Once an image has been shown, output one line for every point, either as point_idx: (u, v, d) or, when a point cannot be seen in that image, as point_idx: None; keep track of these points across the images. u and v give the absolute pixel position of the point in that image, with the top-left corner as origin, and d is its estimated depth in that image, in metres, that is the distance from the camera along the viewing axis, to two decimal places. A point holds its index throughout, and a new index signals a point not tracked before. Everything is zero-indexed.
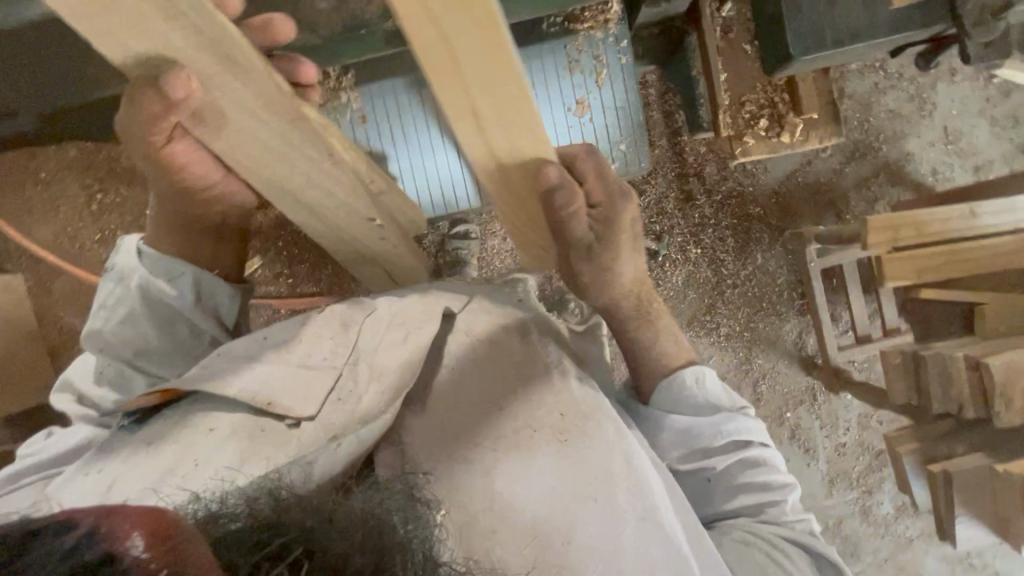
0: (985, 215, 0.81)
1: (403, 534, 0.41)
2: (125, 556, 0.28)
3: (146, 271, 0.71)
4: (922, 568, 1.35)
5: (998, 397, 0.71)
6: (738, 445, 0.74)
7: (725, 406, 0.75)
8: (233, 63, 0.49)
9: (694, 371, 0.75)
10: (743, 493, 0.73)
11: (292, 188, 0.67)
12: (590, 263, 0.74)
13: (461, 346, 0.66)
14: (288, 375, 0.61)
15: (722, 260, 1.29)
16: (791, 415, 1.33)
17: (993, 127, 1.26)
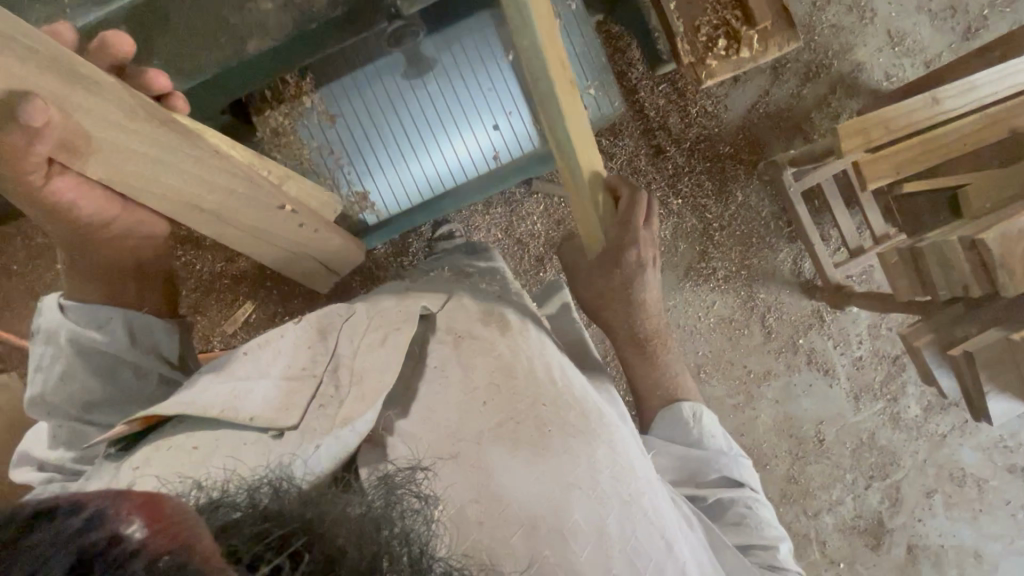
0: (947, 99, 0.83)
1: (401, 529, 0.45)
2: (123, 540, 0.30)
3: (74, 322, 0.74)
4: (961, 460, 1.37)
5: (1000, 268, 0.72)
6: (730, 482, 0.82)
7: (721, 445, 0.83)
8: (79, 77, 0.58)
9: (692, 407, 0.84)
10: (730, 529, 0.80)
11: (189, 196, 0.75)
12: (606, 280, 0.88)
13: (443, 344, 0.72)
14: (270, 388, 0.67)
15: (705, 205, 1.30)
16: (803, 341, 1.34)
17: (934, 21, 1.28)
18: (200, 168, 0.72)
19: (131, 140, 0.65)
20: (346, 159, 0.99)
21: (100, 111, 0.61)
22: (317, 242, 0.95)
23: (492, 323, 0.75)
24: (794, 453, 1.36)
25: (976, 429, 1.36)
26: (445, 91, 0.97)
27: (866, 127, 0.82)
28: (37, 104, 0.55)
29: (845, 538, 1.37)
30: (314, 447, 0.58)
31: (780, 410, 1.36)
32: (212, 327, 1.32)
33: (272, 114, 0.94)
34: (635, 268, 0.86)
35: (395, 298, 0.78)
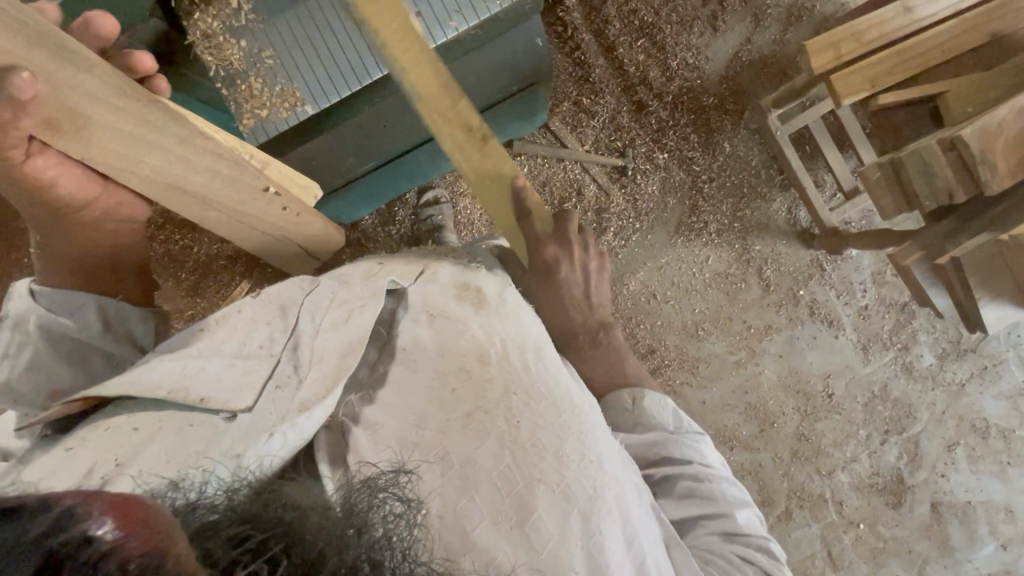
0: (920, 7, 0.82)
1: (382, 533, 0.41)
2: (95, 543, 0.27)
3: (44, 308, 0.66)
4: (984, 411, 1.30)
5: (982, 166, 0.69)
6: (679, 461, 0.72)
7: (665, 425, 0.74)
8: (66, 51, 0.50)
9: (629, 392, 0.77)
10: (686, 505, 0.70)
11: (177, 180, 0.69)
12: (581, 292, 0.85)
13: (415, 318, 0.68)
14: (223, 367, 0.60)
15: (692, 158, 1.28)
16: (805, 292, 1.30)
17: None
18: (185, 148, 0.65)
19: (117, 117, 0.57)
20: (274, 61, 0.74)
21: (86, 88, 0.53)
22: (298, 228, 0.91)
23: (468, 297, 0.72)
24: (802, 410, 1.31)
25: (995, 376, 1.30)
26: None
27: (835, 41, 0.81)
28: (25, 76, 0.47)
29: (864, 498, 1.31)
30: (266, 437, 0.53)
31: (785, 364, 1.31)
32: (211, 311, 1.35)
33: (199, 16, 0.72)
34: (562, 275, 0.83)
35: (363, 272, 0.75)
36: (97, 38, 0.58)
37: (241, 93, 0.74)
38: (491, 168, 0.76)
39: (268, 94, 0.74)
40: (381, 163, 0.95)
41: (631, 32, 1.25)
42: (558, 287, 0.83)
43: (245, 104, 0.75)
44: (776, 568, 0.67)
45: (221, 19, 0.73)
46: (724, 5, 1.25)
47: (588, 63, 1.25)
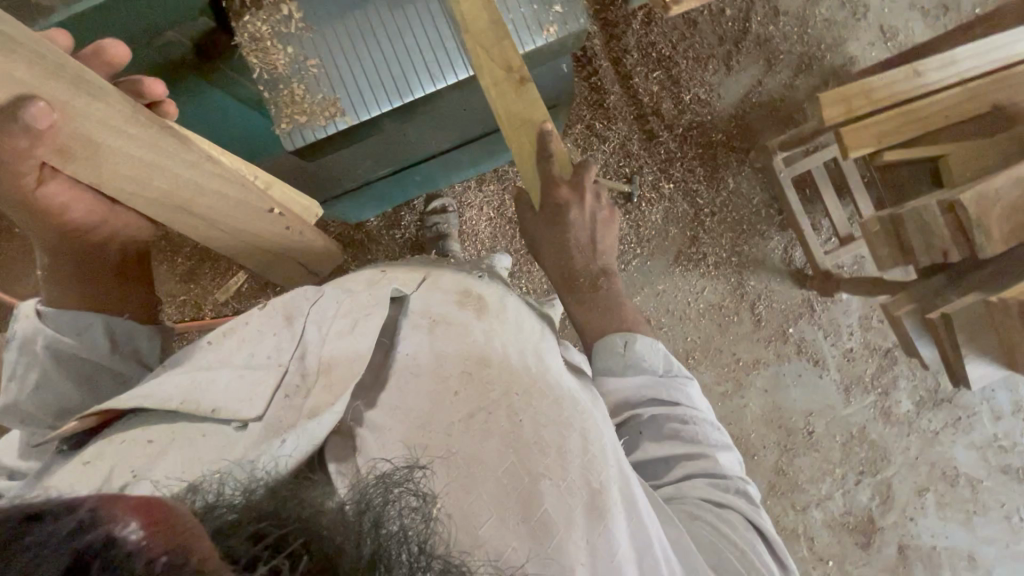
0: (928, 72, 0.84)
1: (398, 526, 0.42)
2: (122, 543, 0.28)
3: (52, 329, 0.65)
4: (954, 459, 1.34)
5: (977, 229, 0.72)
6: (667, 403, 0.74)
7: (657, 368, 0.76)
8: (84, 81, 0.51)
9: (622, 335, 0.78)
10: (669, 441, 0.72)
11: (182, 201, 0.70)
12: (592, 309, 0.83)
13: (416, 326, 0.69)
14: (233, 379, 0.61)
15: (696, 191, 1.31)
16: (793, 330, 1.34)
17: (926, 18, 1.30)
18: (196, 173, 0.66)
19: (128, 143, 0.58)
20: (321, 71, 0.73)
21: (98, 114, 0.54)
22: (302, 242, 0.92)
23: (468, 304, 0.74)
24: (782, 445, 1.34)
25: (968, 427, 1.34)
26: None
27: (846, 97, 0.84)
28: (41, 105, 0.49)
29: (835, 536, 1.34)
30: (280, 442, 0.54)
31: (770, 400, 1.34)
32: (205, 296, 1.34)
33: (248, 19, 0.72)
34: (573, 222, 0.84)
35: (366, 279, 0.77)
36: (105, 63, 0.59)
37: (283, 98, 0.73)
38: (524, 110, 0.76)
39: (311, 102, 0.73)
40: (397, 169, 0.95)
41: (647, 63, 1.28)
42: (563, 238, 0.85)
43: (286, 109, 0.73)
44: (754, 509, 0.69)
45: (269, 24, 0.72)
46: (738, 46, 1.29)
47: (603, 89, 1.28)
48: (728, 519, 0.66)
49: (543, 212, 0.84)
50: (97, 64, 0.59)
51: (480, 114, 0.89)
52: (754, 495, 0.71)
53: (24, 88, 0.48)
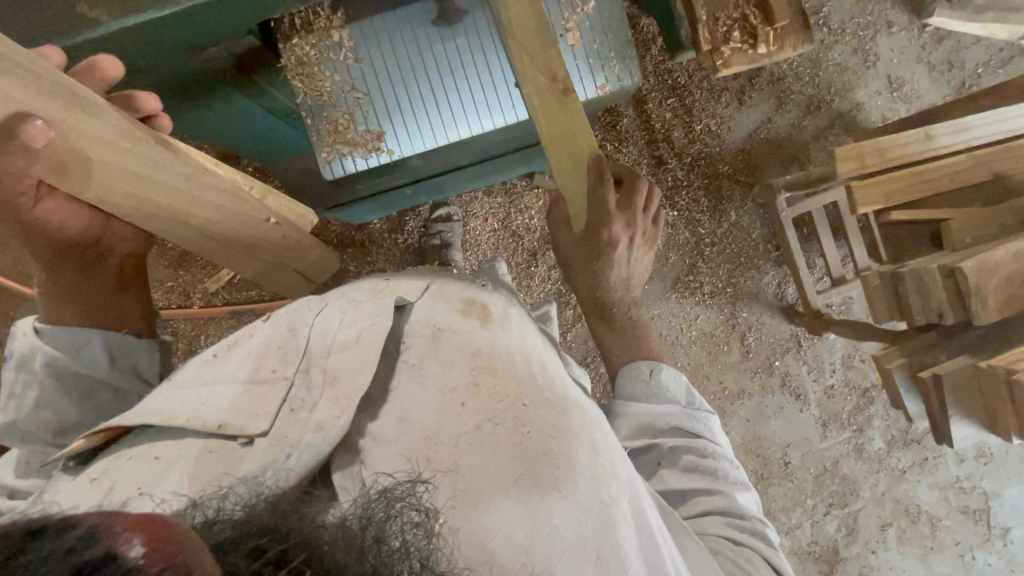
0: (939, 136, 0.87)
1: (400, 544, 0.41)
2: (124, 558, 0.27)
3: (50, 347, 0.64)
4: (918, 497, 1.40)
5: (974, 297, 0.74)
6: (688, 435, 0.75)
7: (680, 400, 0.78)
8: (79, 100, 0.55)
9: (648, 364, 0.81)
10: (689, 474, 0.72)
11: (180, 214, 0.71)
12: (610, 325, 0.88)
13: (420, 336, 0.64)
14: (237, 396, 0.59)
15: (699, 221, 1.33)
16: (779, 364, 1.37)
17: (932, 72, 1.34)
18: (190, 185, 0.69)
19: (121, 158, 0.61)
20: (369, 107, 0.83)
21: (94, 132, 0.57)
22: (298, 250, 0.94)
23: (473, 312, 0.68)
24: (758, 473, 1.38)
25: (933, 468, 1.40)
26: (503, 49, 0.82)
27: (860, 153, 0.86)
28: (39, 123, 0.52)
29: (801, 563, 1.39)
30: (284, 458, 0.53)
31: (751, 430, 1.38)
32: (193, 285, 1.31)
33: (297, 43, 0.76)
34: (607, 248, 0.83)
35: (369, 288, 0.70)
36: (100, 79, 0.58)
37: (324, 129, 0.83)
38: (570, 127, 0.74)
39: (352, 135, 0.84)
40: (414, 181, 0.94)
41: (663, 89, 1.29)
42: (600, 256, 0.84)
43: (326, 139, 0.83)
44: (772, 552, 0.69)
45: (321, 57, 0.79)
46: (752, 82, 1.31)
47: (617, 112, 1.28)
48: (750, 560, 0.66)
49: (586, 236, 0.82)
50: (92, 81, 0.58)
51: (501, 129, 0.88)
52: (772, 538, 0.71)
53: (23, 109, 0.51)
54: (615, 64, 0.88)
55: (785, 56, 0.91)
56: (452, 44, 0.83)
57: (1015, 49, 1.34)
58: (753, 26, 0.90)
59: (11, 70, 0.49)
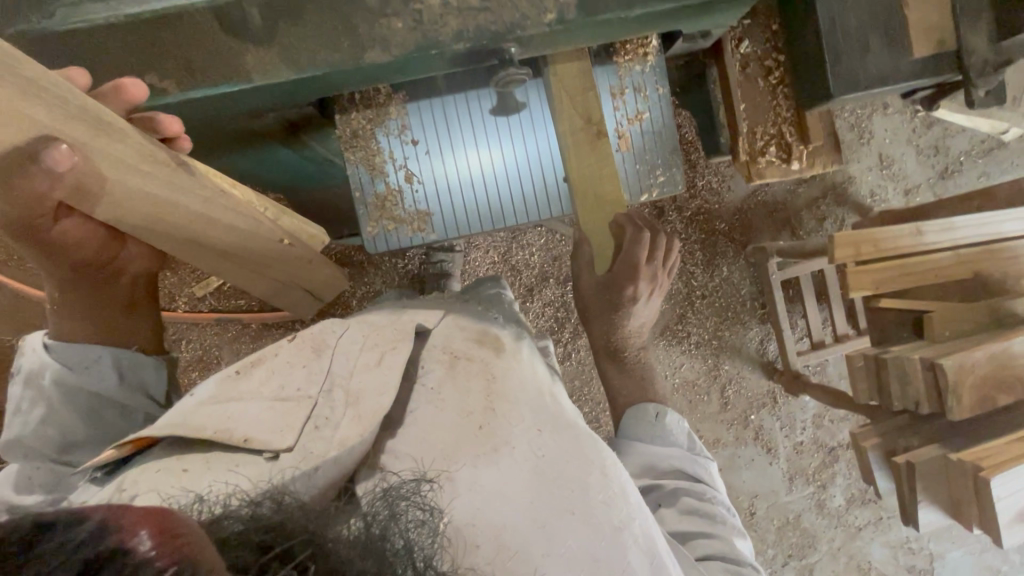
0: (928, 233, 0.91)
1: (403, 542, 0.40)
2: (134, 553, 0.26)
3: (58, 364, 0.59)
4: (870, 554, 1.47)
5: (950, 394, 0.79)
6: (689, 478, 0.76)
7: (682, 444, 0.79)
8: (105, 125, 0.49)
9: (655, 407, 0.82)
10: (689, 517, 0.72)
11: (196, 233, 0.64)
12: (622, 371, 0.92)
13: (436, 363, 0.63)
14: (263, 411, 0.56)
15: (692, 273, 1.37)
16: (754, 417, 1.42)
17: (919, 155, 1.42)
18: (207, 208, 0.62)
19: (143, 181, 0.55)
20: (419, 187, 0.84)
21: (115, 154, 0.51)
22: (306, 273, 0.86)
23: (486, 343, 0.66)
24: None
25: (886, 527, 1.47)
26: (556, 145, 0.85)
27: (857, 241, 0.89)
28: (64, 148, 0.46)
29: None
30: (312, 470, 0.51)
31: (722, 479, 1.42)
32: (180, 289, 1.27)
33: (354, 116, 0.78)
34: (627, 303, 0.86)
35: (387, 315, 0.69)
36: (125, 102, 0.53)
37: (373, 204, 0.83)
38: (593, 192, 0.77)
39: (400, 212, 0.84)
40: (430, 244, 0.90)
41: None
42: (622, 312, 0.88)
43: (375, 214, 0.83)
44: None
45: (378, 126, 0.81)
46: None
47: None
48: None
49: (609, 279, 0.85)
50: (115, 103, 0.53)
51: (534, 188, 0.87)
52: None
53: (45, 131, 0.45)
54: (662, 173, 0.90)
55: (812, 173, 0.91)
56: (505, 130, 0.85)
57: (995, 142, 1.44)
58: (788, 143, 0.87)
59: (30, 92, 0.42)
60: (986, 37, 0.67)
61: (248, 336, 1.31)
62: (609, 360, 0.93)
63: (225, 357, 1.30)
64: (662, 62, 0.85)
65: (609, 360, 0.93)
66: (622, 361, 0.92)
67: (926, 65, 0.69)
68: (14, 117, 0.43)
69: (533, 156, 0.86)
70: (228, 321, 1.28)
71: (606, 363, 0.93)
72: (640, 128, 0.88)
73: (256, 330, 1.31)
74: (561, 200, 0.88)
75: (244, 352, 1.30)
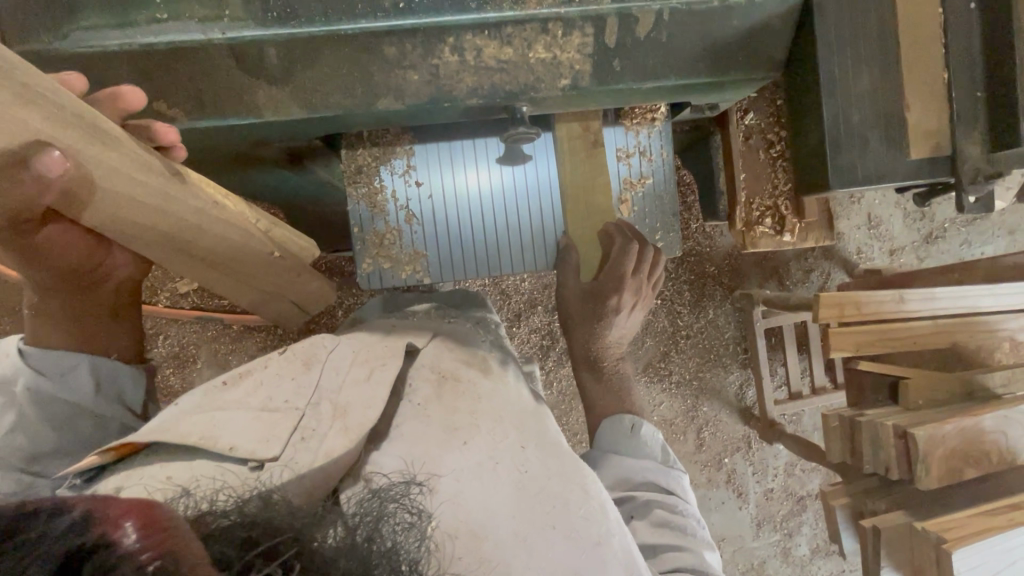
0: (910, 301, 0.92)
1: (391, 544, 0.39)
2: (118, 545, 0.24)
3: (32, 372, 0.59)
4: None
5: (920, 463, 0.81)
6: (662, 491, 0.71)
7: (658, 457, 0.74)
8: (99, 133, 0.47)
9: (631, 419, 0.77)
10: (662, 529, 0.67)
11: (187, 243, 0.63)
12: (601, 384, 0.85)
13: (424, 381, 0.62)
14: (248, 422, 0.55)
15: (679, 312, 1.39)
16: (727, 460, 1.43)
17: (906, 218, 1.46)
18: (199, 219, 0.60)
19: (135, 193, 0.53)
20: (418, 229, 0.84)
21: (110, 163, 0.49)
22: (293, 286, 0.85)
23: (474, 364, 0.67)
24: None
25: None
26: (560, 183, 0.86)
27: (842, 302, 0.90)
28: (56, 154, 0.44)
29: None
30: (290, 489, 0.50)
31: None
32: (163, 284, 1.25)
33: (360, 152, 0.81)
34: (610, 314, 0.85)
35: (380, 332, 0.69)
36: (120, 110, 0.52)
37: (370, 242, 0.83)
38: (583, 197, 0.86)
39: (397, 251, 0.84)
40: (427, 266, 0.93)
41: None
42: (605, 321, 0.86)
43: (372, 251, 0.83)
44: None
45: (384, 160, 0.82)
46: None
47: None
48: None
49: (593, 285, 0.86)
50: (110, 109, 0.52)
51: (536, 223, 0.87)
52: None
53: (37, 138, 0.43)
54: (660, 235, 0.91)
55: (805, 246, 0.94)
56: (506, 175, 0.86)
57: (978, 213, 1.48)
58: (783, 216, 0.88)
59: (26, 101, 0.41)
60: (981, 146, 0.69)
61: (228, 337, 1.29)
62: (590, 373, 0.86)
63: (202, 355, 1.28)
64: (669, 129, 0.88)
65: (586, 369, 0.87)
66: (611, 379, 0.85)
67: (922, 167, 0.70)
68: (5, 123, 0.40)
69: (533, 199, 0.87)
70: (210, 319, 1.26)
71: (583, 373, 0.87)
72: (642, 193, 0.89)
73: (237, 331, 1.29)
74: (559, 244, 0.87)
75: (222, 353, 1.28)
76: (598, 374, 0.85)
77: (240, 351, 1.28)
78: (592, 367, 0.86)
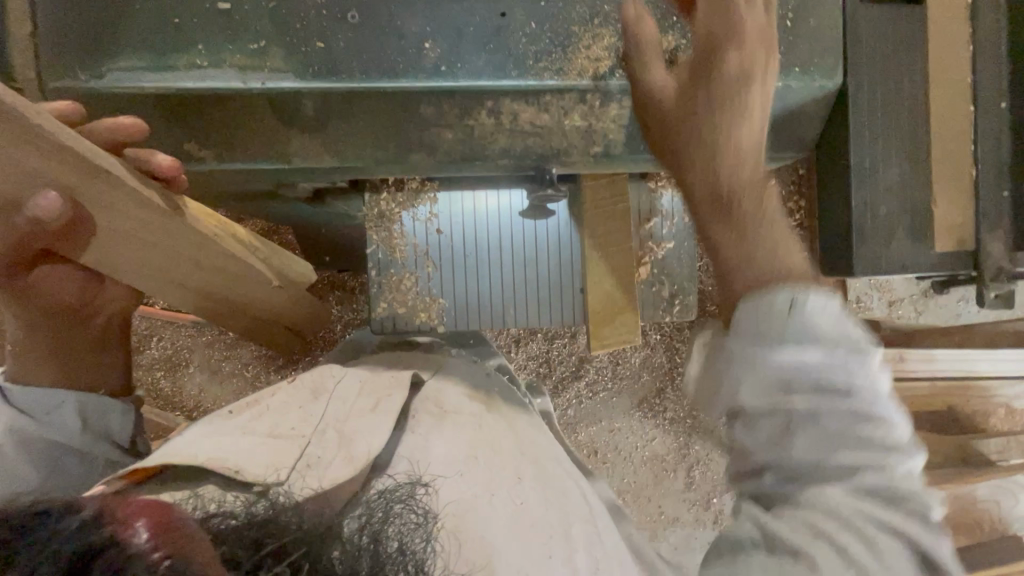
0: (911, 360, 0.93)
1: (397, 545, 0.39)
2: (128, 544, 0.26)
3: (17, 412, 0.59)
4: None
5: None
6: (850, 386, 0.40)
7: (846, 344, 0.40)
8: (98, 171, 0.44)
9: (791, 293, 0.41)
10: (846, 444, 0.39)
11: (183, 278, 0.62)
12: (754, 234, 0.46)
13: (428, 413, 0.62)
14: (254, 446, 0.53)
15: (677, 349, 1.39)
16: (717, 501, 1.38)
17: None
18: (201, 252, 0.59)
19: (135, 228, 0.51)
20: (434, 274, 0.84)
21: (110, 203, 0.47)
22: (291, 308, 0.84)
23: (478, 398, 0.68)
24: None
25: None
26: (574, 222, 0.85)
27: None
28: (52, 197, 0.43)
29: None
30: None
31: None
32: None
33: (385, 196, 0.79)
34: (749, 112, 0.49)
35: (384, 366, 0.70)
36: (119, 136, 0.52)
37: (388, 282, 0.82)
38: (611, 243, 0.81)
39: (412, 295, 0.83)
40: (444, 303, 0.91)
41: None
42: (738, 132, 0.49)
43: (388, 293, 0.82)
44: None
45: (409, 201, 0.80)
46: None
47: None
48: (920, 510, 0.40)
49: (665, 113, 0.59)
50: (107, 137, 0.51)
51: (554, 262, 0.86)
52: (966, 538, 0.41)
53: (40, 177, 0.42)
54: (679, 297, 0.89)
55: None
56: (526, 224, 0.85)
57: None
58: None
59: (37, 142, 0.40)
60: (1004, 246, 0.72)
61: (222, 344, 1.27)
62: (734, 206, 0.48)
63: (194, 360, 1.26)
64: None
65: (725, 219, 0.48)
66: (777, 207, 0.49)
67: (944, 259, 0.72)
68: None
69: (545, 237, 0.86)
70: (205, 324, 1.24)
71: (714, 220, 0.48)
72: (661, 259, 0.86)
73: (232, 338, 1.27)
74: (579, 285, 0.86)
75: (215, 359, 1.26)
76: (742, 211, 0.47)
77: (232, 358, 1.26)
78: (738, 206, 0.47)
